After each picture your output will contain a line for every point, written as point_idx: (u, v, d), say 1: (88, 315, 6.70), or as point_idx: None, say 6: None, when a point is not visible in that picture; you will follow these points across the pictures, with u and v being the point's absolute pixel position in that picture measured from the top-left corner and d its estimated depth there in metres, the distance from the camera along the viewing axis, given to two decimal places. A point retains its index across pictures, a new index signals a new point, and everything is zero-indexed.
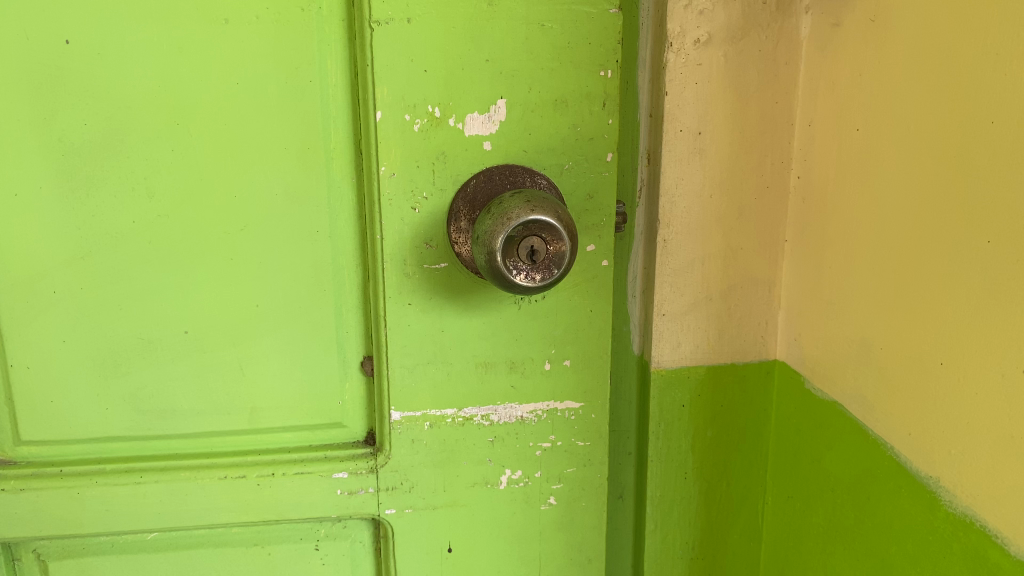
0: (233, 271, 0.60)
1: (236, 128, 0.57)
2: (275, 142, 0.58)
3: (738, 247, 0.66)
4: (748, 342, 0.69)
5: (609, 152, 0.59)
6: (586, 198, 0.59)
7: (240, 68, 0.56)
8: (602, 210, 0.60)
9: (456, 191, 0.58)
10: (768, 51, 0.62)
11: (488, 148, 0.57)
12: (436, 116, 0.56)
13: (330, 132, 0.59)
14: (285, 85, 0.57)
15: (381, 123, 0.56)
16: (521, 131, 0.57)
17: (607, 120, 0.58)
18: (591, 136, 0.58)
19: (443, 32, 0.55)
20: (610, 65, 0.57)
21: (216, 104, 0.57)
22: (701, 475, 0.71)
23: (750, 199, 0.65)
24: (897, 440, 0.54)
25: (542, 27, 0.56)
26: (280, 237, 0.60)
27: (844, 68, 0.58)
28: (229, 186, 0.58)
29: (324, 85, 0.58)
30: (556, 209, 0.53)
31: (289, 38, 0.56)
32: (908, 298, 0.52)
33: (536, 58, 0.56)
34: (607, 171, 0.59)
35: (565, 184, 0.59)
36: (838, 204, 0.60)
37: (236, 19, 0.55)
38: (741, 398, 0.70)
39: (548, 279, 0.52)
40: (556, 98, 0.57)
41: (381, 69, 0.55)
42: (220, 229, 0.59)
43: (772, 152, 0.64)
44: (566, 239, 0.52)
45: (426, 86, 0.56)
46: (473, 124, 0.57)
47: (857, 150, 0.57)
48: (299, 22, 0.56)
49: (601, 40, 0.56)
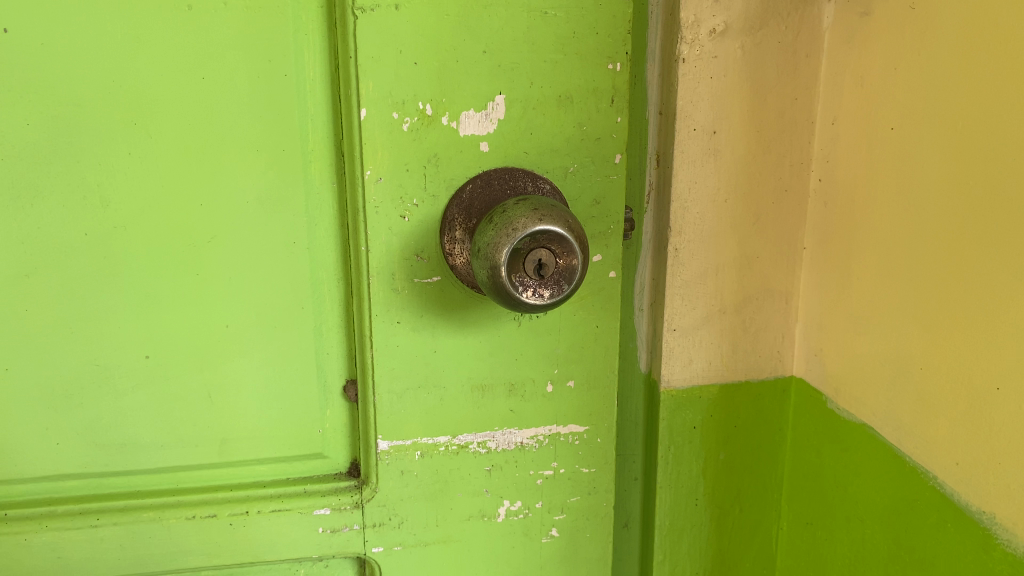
0: (200, 288, 0.54)
1: (201, 127, 0.51)
2: (247, 145, 0.52)
3: (753, 255, 0.61)
4: (763, 358, 0.64)
5: (618, 154, 0.53)
6: (593, 204, 0.54)
7: (206, 61, 0.50)
8: (610, 216, 0.54)
9: (449, 197, 0.52)
10: (788, 42, 0.57)
11: (485, 150, 0.52)
12: (427, 115, 0.50)
13: (308, 132, 0.53)
14: (257, 80, 0.51)
15: (366, 122, 0.50)
16: (522, 130, 0.52)
17: (615, 118, 0.53)
18: (598, 136, 0.53)
19: (435, 20, 0.49)
20: (619, 58, 0.52)
21: (178, 102, 0.50)
22: (713, 501, 0.66)
23: (767, 203, 0.60)
24: (941, 469, 0.50)
25: (544, 16, 0.50)
26: (253, 252, 0.54)
27: (874, 61, 0.53)
28: (194, 194, 0.52)
29: (302, 80, 0.52)
30: (565, 217, 0.47)
31: (260, 27, 0.50)
32: (953, 313, 0.48)
33: (538, 50, 0.50)
34: (615, 174, 0.54)
35: (569, 189, 0.53)
36: (867, 209, 0.55)
37: (200, 5, 0.49)
38: (756, 418, 0.65)
39: (557, 296, 0.47)
40: (560, 94, 0.51)
41: (365, 61, 0.49)
42: (186, 243, 0.53)
43: (790, 153, 0.60)
44: (577, 251, 0.47)
45: (415, 80, 0.50)
46: (468, 122, 0.51)
47: (889, 151, 0.52)
48: (271, 9, 0.50)
49: (609, 29, 0.51)
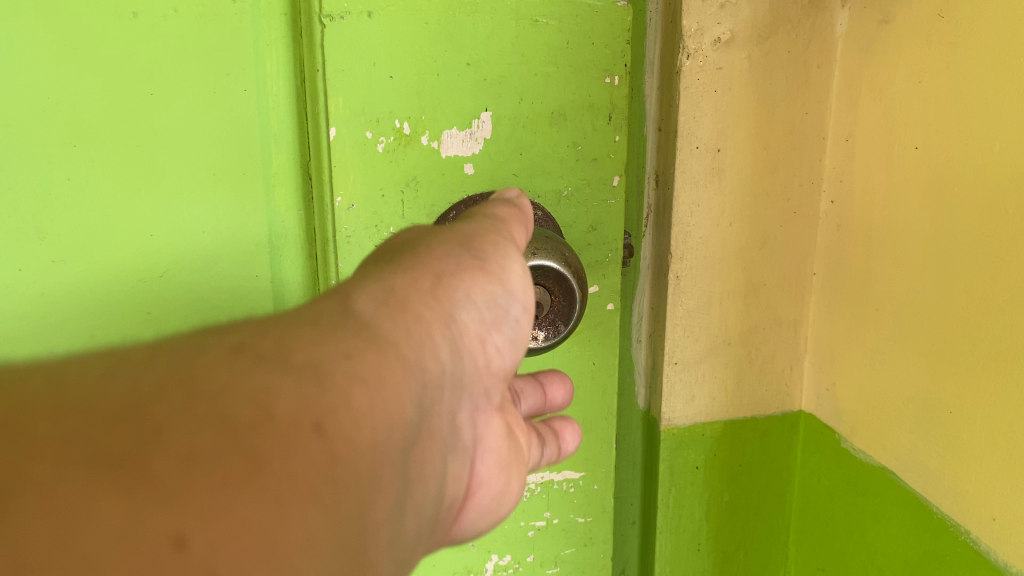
0: (151, 328, 0.48)
1: (151, 151, 0.45)
2: (204, 168, 0.47)
3: (760, 281, 0.57)
4: (770, 393, 0.60)
5: (615, 175, 0.48)
6: (590, 231, 0.49)
7: (154, 75, 0.44)
8: (607, 244, 0.49)
9: (431, 224, 0.47)
10: (798, 52, 0.53)
11: (470, 172, 0.46)
12: (405, 134, 0.45)
13: (273, 152, 0.48)
14: (213, 97, 0.46)
15: (335, 143, 0.45)
16: (512, 151, 0.46)
17: (613, 137, 0.48)
18: (595, 156, 0.48)
19: (413, 29, 0.44)
20: (618, 71, 0.47)
21: (124, 121, 0.45)
22: (716, 545, 0.62)
23: (776, 227, 0.56)
24: (975, 526, 0.47)
25: (534, 24, 0.45)
26: (213, 285, 0.49)
27: (895, 74, 0.50)
28: (144, 224, 0.47)
29: (265, 96, 0.47)
30: (561, 251, 0.41)
31: (216, 38, 0.45)
32: (985, 353, 0.45)
33: (528, 61, 0.45)
34: (613, 198, 0.49)
35: (563, 215, 0.48)
36: (889, 237, 0.51)
37: (147, 12, 0.43)
38: (762, 456, 0.61)
39: (553, 338, 0.43)
40: (553, 111, 0.46)
41: (333, 75, 0.44)
42: (136, 277, 0.47)
43: (800, 171, 0.55)
44: (575, 289, 0.42)
45: (391, 95, 0.44)
46: (451, 142, 0.46)
47: (915, 174, 0.49)
48: (229, 17, 0.45)
49: (606, 40, 0.46)
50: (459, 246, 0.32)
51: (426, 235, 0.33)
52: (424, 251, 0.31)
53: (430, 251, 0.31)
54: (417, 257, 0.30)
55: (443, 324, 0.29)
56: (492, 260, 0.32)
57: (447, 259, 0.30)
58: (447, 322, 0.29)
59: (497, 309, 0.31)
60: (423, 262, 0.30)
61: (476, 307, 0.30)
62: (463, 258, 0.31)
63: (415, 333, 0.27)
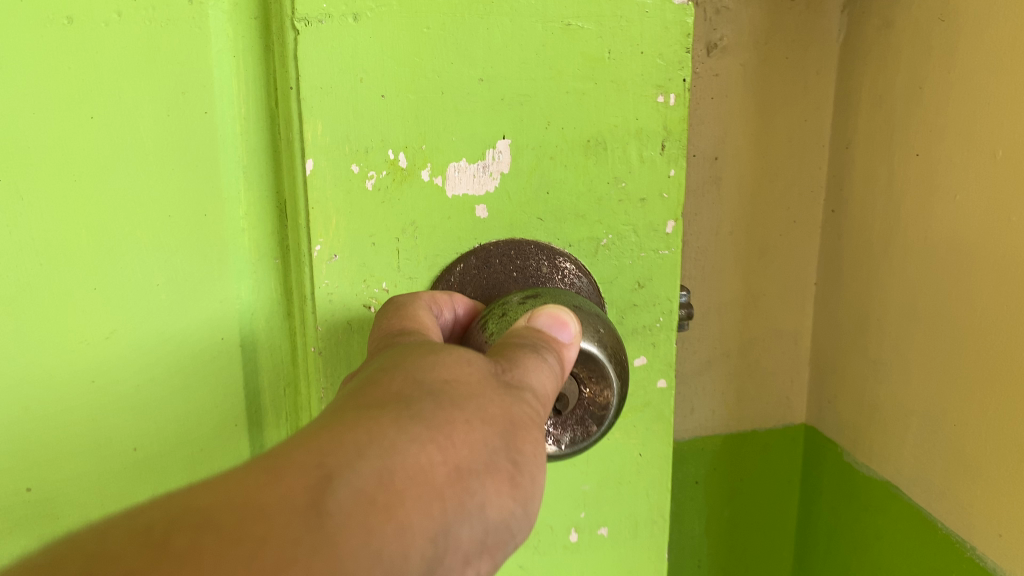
0: (99, 399, 0.40)
1: (91, 188, 0.37)
2: (154, 207, 0.38)
3: (761, 291, 0.64)
4: (772, 406, 0.68)
5: (671, 220, 0.39)
6: (635, 289, 0.39)
7: (94, 94, 0.36)
8: (656, 304, 0.40)
9: (435, 277, 0.38)
10: (795, 59, 0.59)
11: (483, 215, 0.37)
12: (401, 167, 0.36)
13: (242, 189, 0.39)
14: (164, 121, 0.37)
15: (313, 177, 0.36)
16: (536, 188, 0.37)
17: (669, 171, 0.38)
18: (643, 195, 0.38)
19: (412, 37, 0.35)
20: (673, 87, 0.37)
21: (59, 151, 0.36)
22: (716, 557, 0.70)
23: (777, 235, 0.63)
24: (986, 544, 0.52)
25: (567, 29, 0.35)
26: (170, 350, 0.40)
27: (936, 69, 0.51)
28: (88, 276, 0.38)
29: (231, 119, 0.38)
30: (596, 325, 0.31)
31: (169, 48, 0.36)
32: (980, 354, 0.50)
33: (559, 76, 0.36)
34: (666, 248, 0.39)
35: (602, 270, 0.39)
36: (853, 255, 0.61)
37: (84, 16, 0.35)
38: (763, 469, 0.69)
39: (582, 440, 0.32)
40: (588, 139, 0.37)
41: (310, 93, 0.35)
42: (80, 342, 0.39)
43: (800, 179, 0.62)
44: (616, 381, 0.31)
45: (385, 120, 0.36)
46: (458, 178, 0.37)
47: (912, 179, 0.54)
48: (185, 22, 0.36)
49: (660, 48, 0.36)
50: (504, 418, 0.24)
51: (456, 364, 0.25)
52: (460, 417, 0.23)
53: (463, 413, 0.23)
54: (445, 412, 0.22)
55: (429, 542, 0.21)
56: (527, 447, 0.24)
57: (476, 436, 0.22)
58: (434, 544, 0.21)
59: (503, 533, 0.23)
60: (450, 427, 0.22)
61: (482, 520, 0.22)
62: (496, 450, 0.23)
63: (388, 556, 0.19)
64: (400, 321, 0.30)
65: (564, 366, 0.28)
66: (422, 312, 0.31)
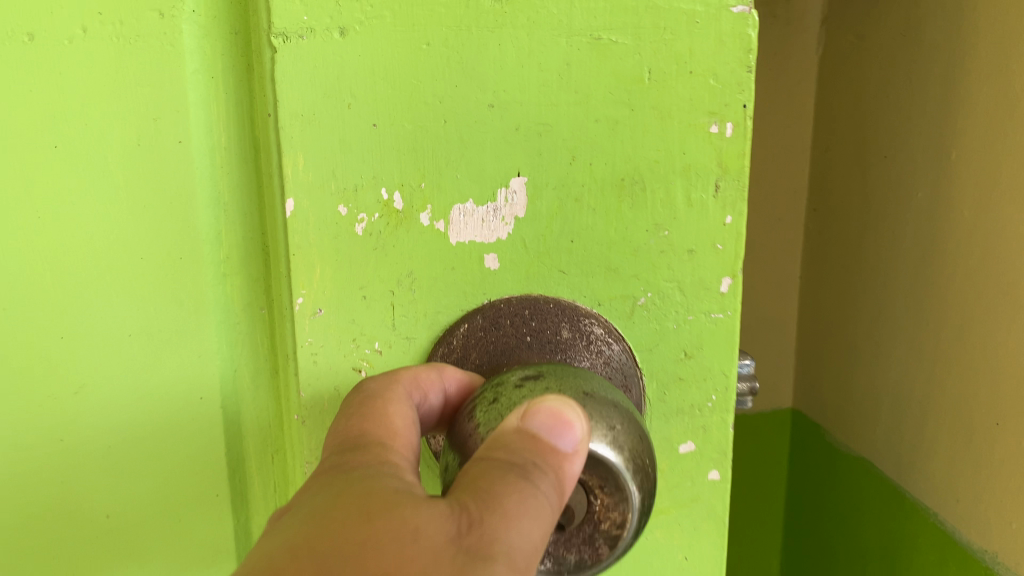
0: (66, 460, 0.35)
1: (56, 224, 0.33)
2: (125, 248, 0.33)
3: (751, 281, 0.75)
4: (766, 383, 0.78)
5: (726, 276, 0.31)
6: (680, 360, 0.32)
7: (58, 120, 0.31)
8: (708, 378, 0.32)
9: (436, 338, 0.32)
10: (779, 73, 0.70)
11: (494, 267, 0.31)
12: (397, 209, 0.31)
13: (223, 227, 0.34)
14: (135, 151, 0.32)
15: (293, 220, 0.31)
16: (559, 235, 0.31)
17: (724, 218, 0.31)
18: (692, 246, 0.31)
19: (409, 55, 0.29)
20: (731, 113, 0.30)
21: (20, 182, 0.32)
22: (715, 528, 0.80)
23: (764, 231, 0.74)
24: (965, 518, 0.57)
25: (596, 44, 0.29)
26: (143, 409, 0.35)
27: (870, 88, 0.63)
28: (52, 323, 0.34)
29: (211, 147, 0.33)
30: (610, 420, 0.24)
31: (139, 69, 0.31)
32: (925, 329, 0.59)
33: (586, 102, 0.29)
34: (721, 310, 0.32)
35: (640, 335, 0.32)
36: (833, 251, 0.70)
37: (46, 32, 0.31)
38: (755, 448, 0.80)
39: (595, 562, 0.25)
40: (623, 177, 0.30)
41: (289, 121, 0.30)
42: (44, 396, 0.34)
43: (783, 180, 0.72)
44: (636, 492, 0.24)
45: (377, 154, 0.30)
46: (464, 223, 0.31)
47: (886, 175, 0.62)
48: (156, 38, 0.31)
49: (714, 65, 0.29)
50: None
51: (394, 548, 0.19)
52: None
53: None
54: None
55: None
56: None
57: None
58: None
59: None
60: None
61: None
62: None
63: None
64: (359, 422, 0.24)
65: (560, 492, 0.22)
66: (392, 406, 0.24)
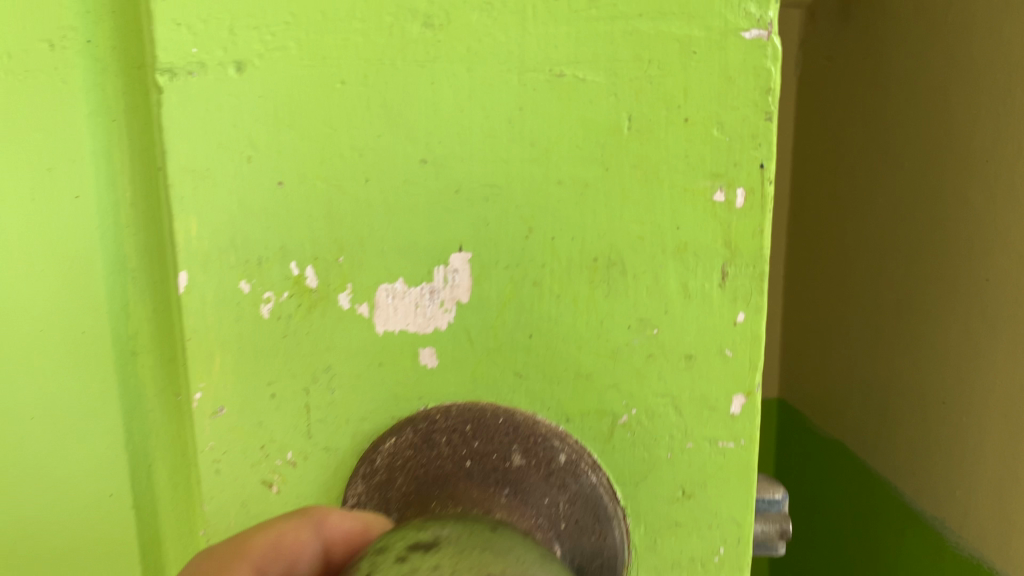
0: None
1: None
2: (20, 320, 0.28)
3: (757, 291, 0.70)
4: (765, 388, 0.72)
5: (739, 393, 0.23)
6: (676, 501, 0.24)
7: None
8: (714, 523, 0.24)
9: (361, 454, 0.25)
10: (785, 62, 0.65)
11: (432, 364, 0.24)
12: (310, 289, 0.24)
13: (133, 295, 0.29)
14: (28, 207, 0.27)
15: (187, 296, 0.25)
16: (512, 327, 0.24)
17: (735, 315, 0.23)
18: (691, 351, 0.23)
19: (318, 96, 0.23)
20: (743, 173, 0.22)
21: None
22: None
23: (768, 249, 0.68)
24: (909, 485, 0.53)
25: (554, 80, 0.22)
26: (43, 509, 0.29)
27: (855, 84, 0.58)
28: None
29: (118, 203, 0.28)
30: None
31: (33, 112, 0.26)
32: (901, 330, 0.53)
33: (544, 155, 0.22)
34: (734, 437, 0.24)
35: (622, 463, 0.24)
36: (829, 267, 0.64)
37: None
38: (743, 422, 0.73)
39: None
40: (594, 255, 0.23)
41: (179, 176, 0.24)
42: None
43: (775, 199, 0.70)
44: None
45: (284, 218, 0.24)
46: (390, 307, 0.24)
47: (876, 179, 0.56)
48: (47, 74, 0.26)
49: (719, 109, 0.21)
50: None
51: None
52: None
53: None
54: None
55: None
56: None
57: None
58: None
59: None
60: None
61: None
62: None
63: None
64: None
65: None
66: None
